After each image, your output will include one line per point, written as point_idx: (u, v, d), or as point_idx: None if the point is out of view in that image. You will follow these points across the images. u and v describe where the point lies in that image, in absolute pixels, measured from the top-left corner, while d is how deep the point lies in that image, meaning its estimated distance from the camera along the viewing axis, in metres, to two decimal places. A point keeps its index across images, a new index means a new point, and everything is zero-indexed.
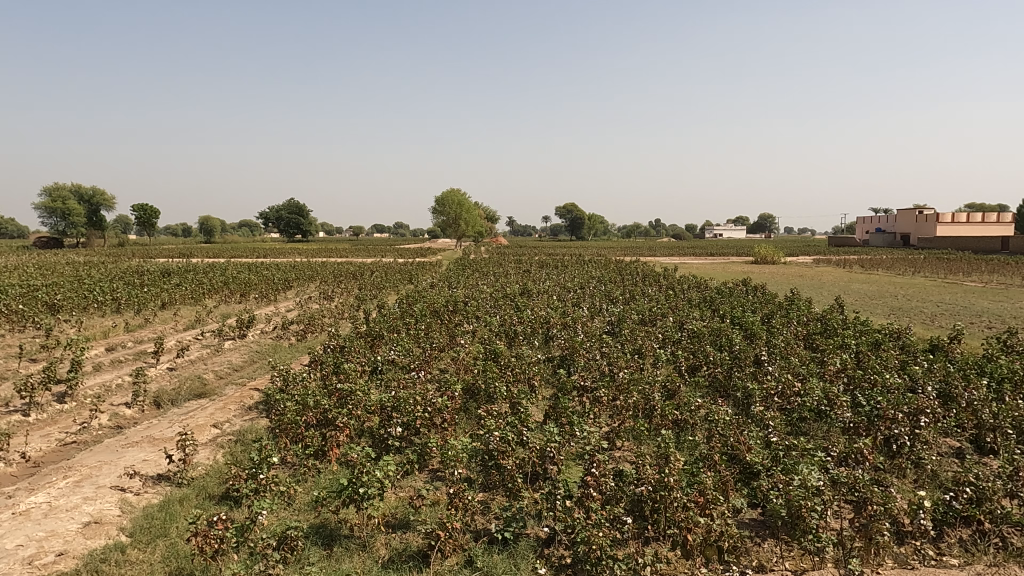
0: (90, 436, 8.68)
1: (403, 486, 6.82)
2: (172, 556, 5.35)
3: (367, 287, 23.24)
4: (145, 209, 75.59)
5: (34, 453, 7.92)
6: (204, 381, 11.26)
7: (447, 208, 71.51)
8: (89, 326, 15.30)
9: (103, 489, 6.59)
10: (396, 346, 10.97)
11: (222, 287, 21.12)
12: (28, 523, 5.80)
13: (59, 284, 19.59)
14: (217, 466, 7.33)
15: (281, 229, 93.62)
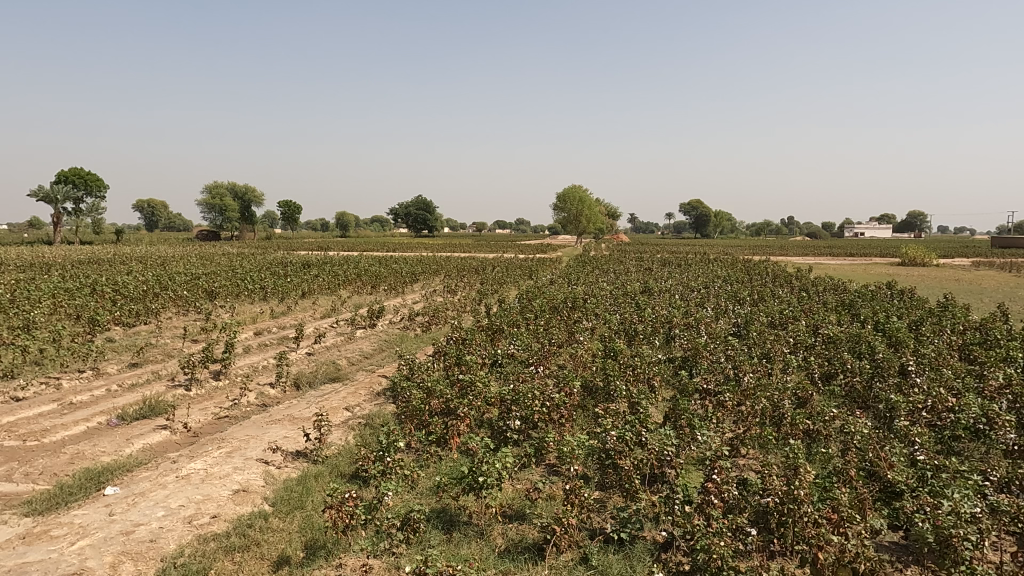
0: (240, 411, 9.54)
1: (520, 478, 6.95)
2: (307, 527, 5.77)
3: (488, 281, 23.78)
4: (289, 205, 81.97)
5: (193, 424, 8.83)
6: (338, 366, 12.02)
7: (569, 204, 71.53)
8: (241, 312, 16.78)
9: (250, 461, 7.24)
10: (516, 340, 11.14)
11: (355, 279, 22.45)
12: (188, 486, 6.48)
13: (217, 273, 21.75)
14: (349, 446, 7.82)
15: (410, 224, 97.85)
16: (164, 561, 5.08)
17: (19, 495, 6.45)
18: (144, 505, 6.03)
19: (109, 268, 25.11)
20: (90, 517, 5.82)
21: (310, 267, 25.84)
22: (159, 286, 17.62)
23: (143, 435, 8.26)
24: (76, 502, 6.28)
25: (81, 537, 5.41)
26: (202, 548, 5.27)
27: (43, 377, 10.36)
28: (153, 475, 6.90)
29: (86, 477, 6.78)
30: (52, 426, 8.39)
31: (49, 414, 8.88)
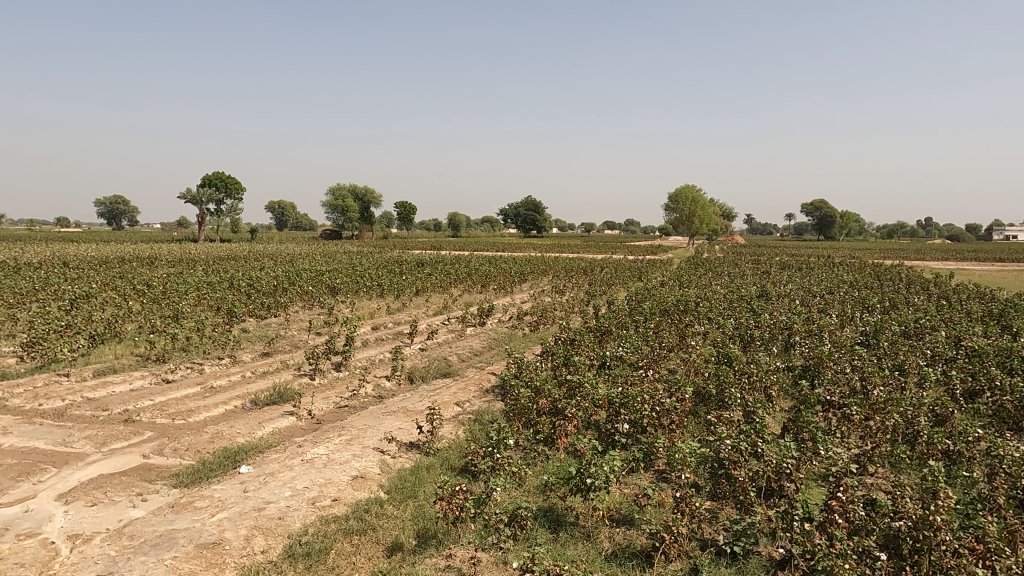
0: (359, 401, 10.07)
1: (628, 483, 6.85)
2: (420, 516, 5.98)
3: (597, 282, 23.59)
4: (405, 206, 85.29)
5: (317, 411, 9.42)
6: (449, 362, 12.38)
7: (682, 205, 69.56)
8: (359, 307, 17.67)
9: (368, 449, 7.61)
10: (625, 342, 10.98)
11: (466, 278, 23.01)
12: (312, 469, 6.90)
13: (338, 270, 23.02)
14: (459, 440, 8.03)
15: (519, 224, 98.95)
16: (290, 538, 5.44)
17: (168, 468, 7.15)
18: (274, 485, 6.49)
19: (245, 264, 27.32)
20: (227, 492, 6.35)
21: (423, 265, 26.77)
22: (288, 282, 18.92)
23: (272, 420, 8.90)
24: (215, 478, 6.87)
25: (220, 510, 5.90)
26: (324, 529, 5.60)
27: (189, 362, 11.43)
28: (281, 457, 7.42)
29: (224, 456, 7.40)
30: (196, 407, 9.24)
31: (193, 395, 9.78)
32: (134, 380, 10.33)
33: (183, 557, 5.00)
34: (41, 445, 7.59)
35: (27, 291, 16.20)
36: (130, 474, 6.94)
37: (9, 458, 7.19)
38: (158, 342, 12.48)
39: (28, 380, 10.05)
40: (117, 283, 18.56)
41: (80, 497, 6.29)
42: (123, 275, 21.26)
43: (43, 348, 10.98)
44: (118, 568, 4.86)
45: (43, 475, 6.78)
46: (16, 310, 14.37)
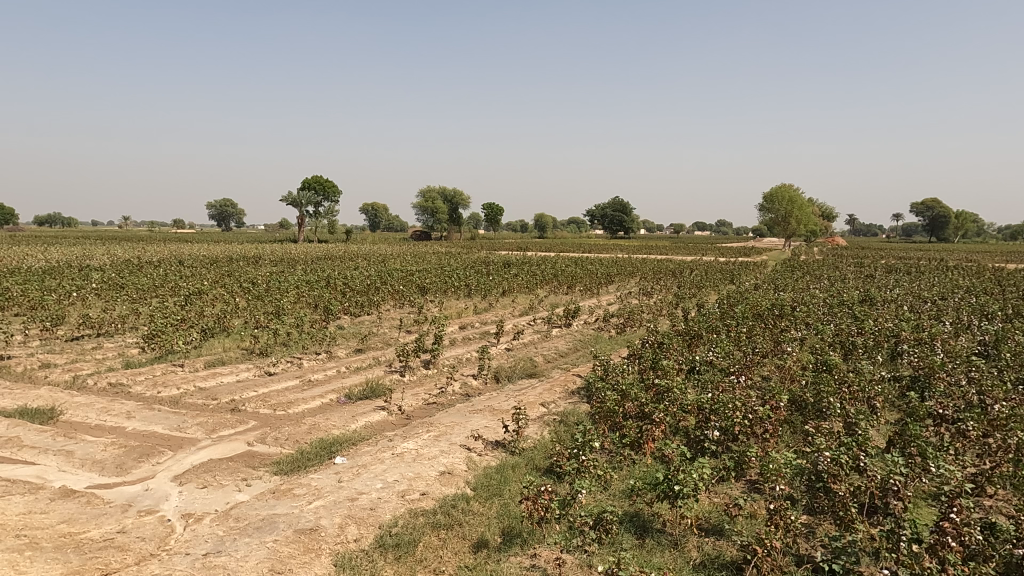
0: (447, 398, 10.29)
1: (717, 492, 6.65)
2: (505, 514, 6.04)
3: (686, 285, 23.01)
4: (492, 208, 86.41)
5: (407, 407, 9.71)
6: (535, 362, 12.44)
7: (777, 205, 66.70)
8: (447, 307, 18.05)
9: (455, 446, 7.77)
10: (716, 347, 10.65)
11: (552, 279, 23.02)
12: (402, 463, 7.12)
13: (428, 270, 23.62)
14: (544, 441, 8.05)
15: (606, 225, 98.00)
16: (381, 528, 5.63)
17: (270, 456, 7.58)
18: (366, 476, 6.74)
19: (341, 264, 28.55)
20: (323, 481, 6.65)
21: (510, 266, 27.02)
22: (380, 281, 19.61)
23: (365, 414, 9.25)
24: (312, 467, 7.22)
25: (316, 498, 6.19)
26: (413, 522, 5.76)
27: (289, 356, 12.07)
28: (373, 450, 7.70)
29: (321, 446, 7.76)
30: (296, 399, 9.73)
31: (293, 388, 10.33)
32: (241, 372, 11.02)
33: (283, 540, 5.28)
34: (159, 430, 8.23)
35: (149, 288, 17.63)
36: (236, 459, 7.40)
37: (132, 440, 7.84)
38: (262, 337, 13.26)
39: (149, 369, 10.93)
40: (225, 280, 19.87)
41: (193, 479, 6.77)
42: (231, 273, 22.74)
43: (162, 340, 11.91)
44: (225, 547, 5.19)
45: (160, 457, 7.35)
46: (139, 305, 15.68)
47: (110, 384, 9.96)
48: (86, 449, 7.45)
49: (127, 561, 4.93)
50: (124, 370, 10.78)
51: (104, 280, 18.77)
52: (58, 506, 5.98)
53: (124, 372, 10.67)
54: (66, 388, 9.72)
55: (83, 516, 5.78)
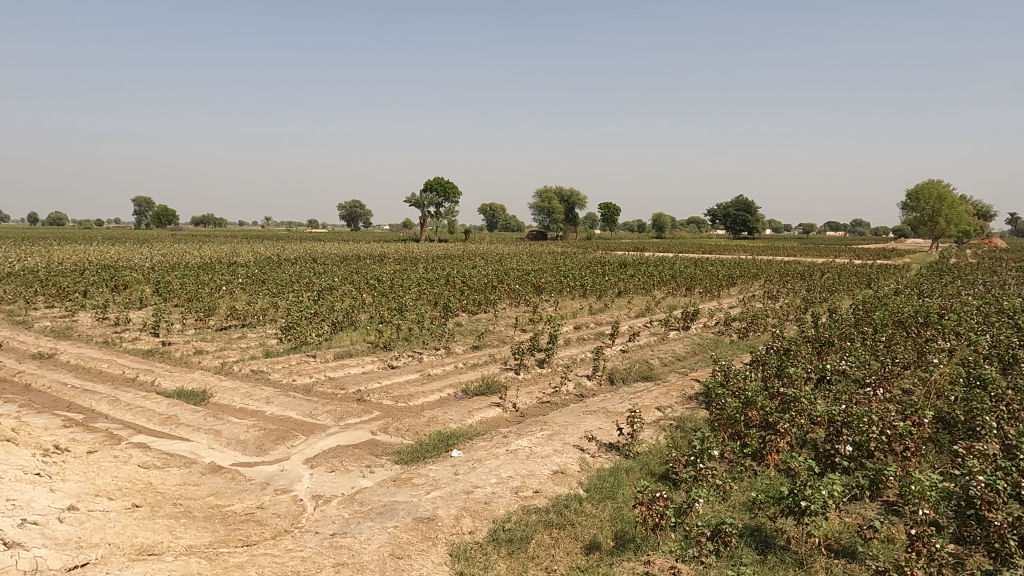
0: (561, 398, 10.32)
1: (849, 511, 6.19)
2: (618, 518, 5.95)
3: (817, 289, 21.59)
4: (609, 207, 85.52)
5: (521, 405, 9.83)
6: (651, 365, 12.18)
7: (924, 202, 61.11)
8: (562, 307, 18.07)
9: (568, 446, 7.76)
10: (849, 355, 9.92)
11: (670, 281, 22.42)
12: (516, 460, 7.21)
13: (543, 270, 23.78)
14: (660, 446, 7.86)
15: (728, 225, 94.13)
16: (495, 523, 5.74)
17: (392, 445, 7.94)
18: (481, 471, 6.89)
19: (460, 263, 29.39)
20: (440, 473, 6.88)
21: (627, 267, 26.62)
22: (497, 280, 19.98)
23: (481, 409, 9.46)
24: (431, 458, 7.48)
25: (433, 488, 6.42)
26: (526, 518, 5.81)
27: (410, 351, 12.59)
28: (488, 446, 7.86)
29: (439, 439, 8.03)
30: (416, 392, 10.13)
31: (413, 381, 10.76)
32: (366, 364, 11.63)
33: (402, 527, 5.51)
34: (293, 415, 8.86)
35: (287, 283, 19.05)
36: (360, 447, 7.82)
37: (270, 424, 8.49)
38: (385, 331, 13.94)
39: (285, 358, 11.80)
40: (353, 277, 21.03)
41: (322, 463, 7.22)
42: (359, 270, 24.07)
43: (297, 332, 12.83)
44: (350, 529, 5.50)
45: (295, 441, 7.91)
46: (278, 299, 16.98)
47: (252, 371, 10.85)
48: (231, 429, 8.16)
49: (265, 535, 5.35)
50: (264, 358, 11.72)
51: (249, 275, 20.49)
52: (207, 480, 6.60)
53: (264, 360, 11.60)
54: (215, 373, 10.71)
55: (228, 491, 6.34)
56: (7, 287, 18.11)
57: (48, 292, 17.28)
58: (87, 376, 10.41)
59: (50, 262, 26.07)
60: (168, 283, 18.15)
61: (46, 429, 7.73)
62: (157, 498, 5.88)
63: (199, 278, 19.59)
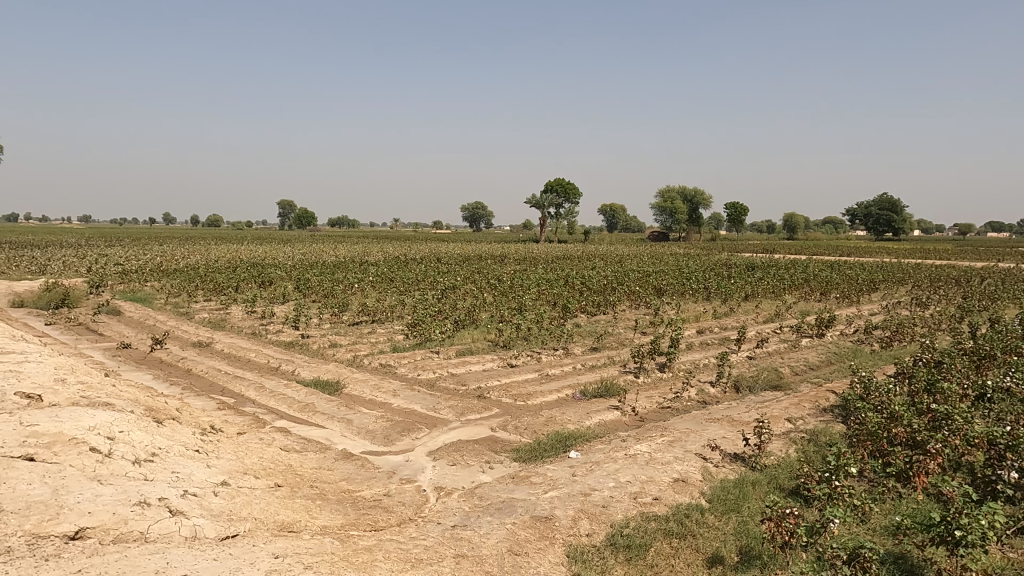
0: (682, 404, 10.01)
1: (1014, 547, 5.51)
2: (743, 533, 5.67)
3: (977, 296, 19.43)
4: (736, 207, 81.86)
5: (641, 409, 9.63)
6: (781, 374, 11.51)
7: None
8: (685, 310, 17.53)
9: (690, 454, 7.51)
10: (1016, 371, 8.84)
11: (803, 285, 21.08)
12: (635, 465, 7.08)
13: (666, 272, 23.18)
14: (790, 460, 7.41)
15: (871, 225, 87.08)
16: (613, 527, 5.66)
17: (510, 443, 8.06)
18: (599, 474, 6.83)
19: (578, 264, 29.32)
20: (558, 473, 6.89)
21: (754, 269, 25.37)
22: (617, 282, 19.73)
23: (599, 412, 9.38)
24: (549, 458, 7.52)
25: (551, 488, 6.44)
26: (645, 525, 5.69)
27: (529, 351, 12.74)
28: (607, 449, 7.78)
29: (557, 439, 8.05)
30: (534, 391, 10.23)
31: (532, 381, 10.86)
32: (487, 362, 11.88)
33: (520, 524, 5.57)
34: (418, 408, 9.23)
35: (413, 281, 19.89)
36: (480, 443, 8.01)
37: (396, 416, 8.89)
38: (506, 330, 14.18)
39: (411, 354, 12.31)
40: (475, 276, 21.59)
41: (445, 456, 7.47)
42: (480, 270, 24.68)
43: (422, 329, 13.36)
44: (470, 522, 5.64)
45: (419, 433, 8.24)
46: (405, 296, 17.76)
47: (381, 364, 11.43)
48: (361, 419, 8.64)
49: (391, 521, 5.61)
50: (392, 353, 12.31)
51: (379, 274, 21.60)
52: (340, 466, 7.03)
53: (391, 355, 12.17)
54: (348, 366, 11.37)
55: (358, 477, 6.72)
56: (174, 282, 20.28)
57: (207, 287, 19.16)
58: (237, 364, 11.42)
59: (208, 259, 28.89)
60: (307, 280, 19.52)
61: (203, 411, 8.57)
62: (296, 479, 6.34)
63: (334, 276, 20.91)
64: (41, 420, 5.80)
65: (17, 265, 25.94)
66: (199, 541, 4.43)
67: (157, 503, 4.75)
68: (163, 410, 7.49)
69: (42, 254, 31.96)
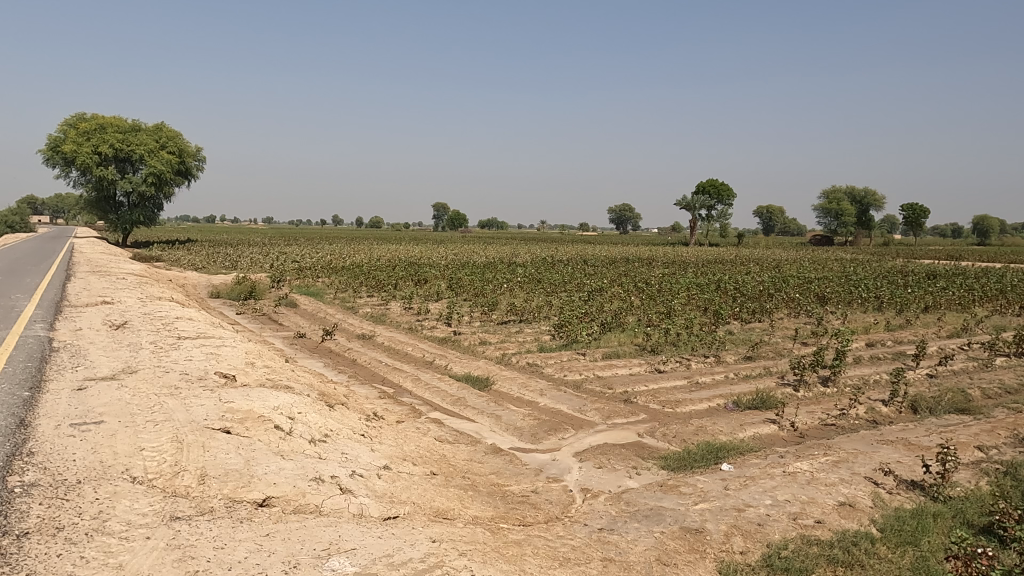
0: (849, 422, 9.22)
1: None
2: (922, 570, 5.12)
3: None
4: (915, 209, 73.94)
5: (801, 425, 9.01)
6: (969, 396, 10.22)
7: None
8: (852, 320, 16.15)
9: (858, 477, 6.90)
10: None
11: (998, 298, 18.56)
12: (795, 483, 6.64)
13: (830, 279, 21.47)
14: (981, 493, 6.57)
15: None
16: (769, 547, 5.34)
17: (658, 450, 7.89)
18: (754, 490, 6.48)
19: (730, 269, 27.97)
20: (709, 485, 6.62)
21: (938, 278, 22.75)
22: (774, 289, 18.62)
23: (753, 424, 8.89)
24: (699, 469, 7.25)
25: (701, 500, 6.21)
26: (805, 549, 5.31)
27: (678, 356, 12.37)
28: (762, 464, 7.36)
29: (708, 450, 7.75)
30: (683, 398, 9.91)
31: (681, 388, 10.52)
32: (635, 367, 11.69)
33: (669, 534, 5.43)
34: (564, 409, 9.30)
35: (560, 283, 20.07)
36: (627, 447, 7.91)
37: (543, 415, 9.02)
38: (654, 335, 13.87)
39: (557, 355, 12.42)
40: (623, 280, 21.32)
41: (591, 458, 7.47)
42: (627, 272, 24.35)
43: (569, 330, 13.45)
44: (618, 526, 5.59)
45: (565, 433, 8.29)
46: (552, 298, 17.98)
47: (528, 364, 11.64)
48: (510, 416, 8.86)
49: (539, 518, 5.71)
50: (539, 353, 12.51)
51: (527, 275, 22.03)
52: (490, 459, 7.26)
53: (538, 355, 12.36)
54: (497, 363, 11.72)
55: (507, 472, 6.90)
56: (341, 278, 22.03)
57: (370, 284, 20.60)
58: (396, 357, 12.16)
59: (371, 258, 30.95)
60: (460, 280, 20.36)
61: (367, 398, 9.23)
62: (449, 469, 6.64)
63: (485, 276, 21.61)
64: (236, 397, 6.56)
65: (216, 262, 29.46)
66: (365, 519, 4.77)
67: (330, 480, 5.20)
68: (334, 395, 8.18)
69: (232, 254, 33.82)
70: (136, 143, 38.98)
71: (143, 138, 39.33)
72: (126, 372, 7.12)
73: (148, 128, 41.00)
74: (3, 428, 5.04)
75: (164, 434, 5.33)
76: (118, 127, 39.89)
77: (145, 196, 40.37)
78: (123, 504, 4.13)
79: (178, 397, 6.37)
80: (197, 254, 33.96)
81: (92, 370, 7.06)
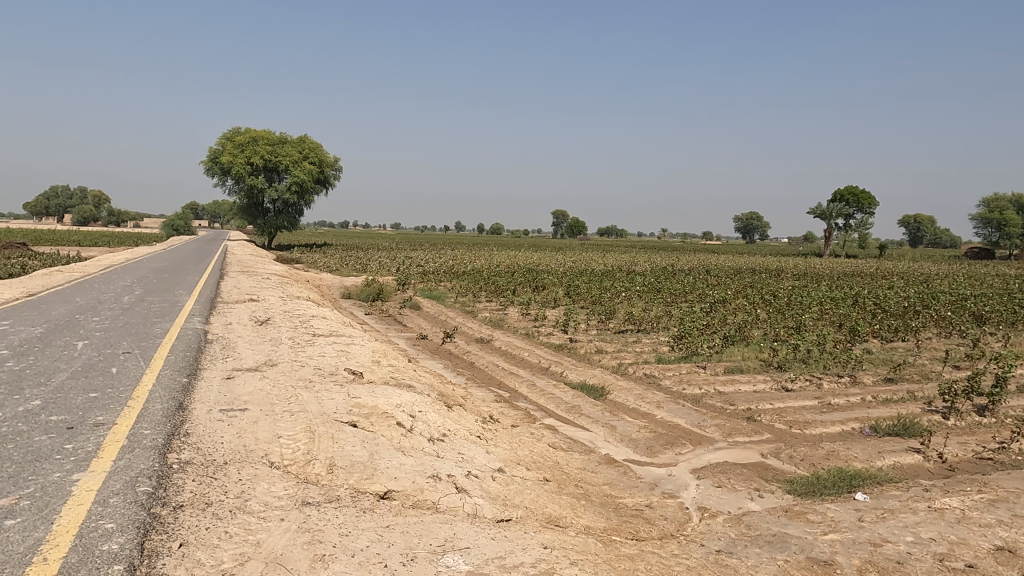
0: (1010, 457, 8.24)
1: None
2: None
3: None
4: None
5: (951, 456, 8.16)
6: None
7: None
8: (1016, 343, 14.44)
9: (1020, 520, 6.13)
10: None
11: None
12: (941, 521, 6.02)
13: (991, 296, 19.30)
14: None
15: None
16: None
17: (784, 473, 7.44)
18: (893, 524, 5.94)
19: (871, 282, 25.85)
20: (841, 515, 6.15)
21: None
22: (922, 305, 17.03)
23: (894, 453, 8.16)
24: (829, 496, 6.76)
25: (831, 530, 5.78)
26: None
27: (808, 374, 11.63)
28: (903, 496, 6.74)
29: (841, 477, 7.21)
30: (813, 420, 9.29)
31: (811, 408, 9.87)
32: (760, 383, 11.11)
33: (794, 563, 5.10)
34: (682, 423, 9.02)
35: (681, 293, 19.49)
36: (749, 468, 7.53)
37: (660, 428, 8.79)
38: (781, 351, 13.14)
39: (676, 367, 12.07)
40: (748, 291, 20.39)
41: (710, 476, 7.18)
42: (753, 284, 23.23)
43: (689, 342, 13.04)
44: (736, 549, 5.33)
45: (683, 448, 8.03)
46: (671, 308, 17.55)
47: (645, 375, 11.41)
48: (625, 427, 8.72)
49: (653, 534, 5.56)
50: (657, 364, 12.22)
51: (646, 284, 21.63)
52: (604, 470, 7.17)
53: (656, 366, 12.08)
54: (613, 372, 11.58)
55: (621, 483, 6.79)
56: (462, 283, 22.71)
57: (489, 289, 21.09)
58: (512, 361, 12.34)
59: (491, 264, 31.66)
60: (577, 287, 20.36)
61: (483, 401, 9.44)
62: (563, 476, 6.64)
63: (603, 284, 21.45)
64: (362, 393, 6.93)
65: (348, 264, 31.46)
66: (478, 519, 4.87)
67: (446, 479, 5.36)
68: (452, 396, 8.43)
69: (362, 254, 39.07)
70: (283, 155, 42.32)
71: (289, 150, 42.59)
72: (267, 364, 7.74)
73: (294, 141, 44.40)
74: (165, 409, 5.64)
75: (299, 424, 5.73)
76: (268, 140, 43.46)
77: (290, 203, 43.82)
78: (262, 486, 4.48)
79: (311, 390, 6.83)
80: (333, 254, 38.90)
81: (239, 362, 7.74)
